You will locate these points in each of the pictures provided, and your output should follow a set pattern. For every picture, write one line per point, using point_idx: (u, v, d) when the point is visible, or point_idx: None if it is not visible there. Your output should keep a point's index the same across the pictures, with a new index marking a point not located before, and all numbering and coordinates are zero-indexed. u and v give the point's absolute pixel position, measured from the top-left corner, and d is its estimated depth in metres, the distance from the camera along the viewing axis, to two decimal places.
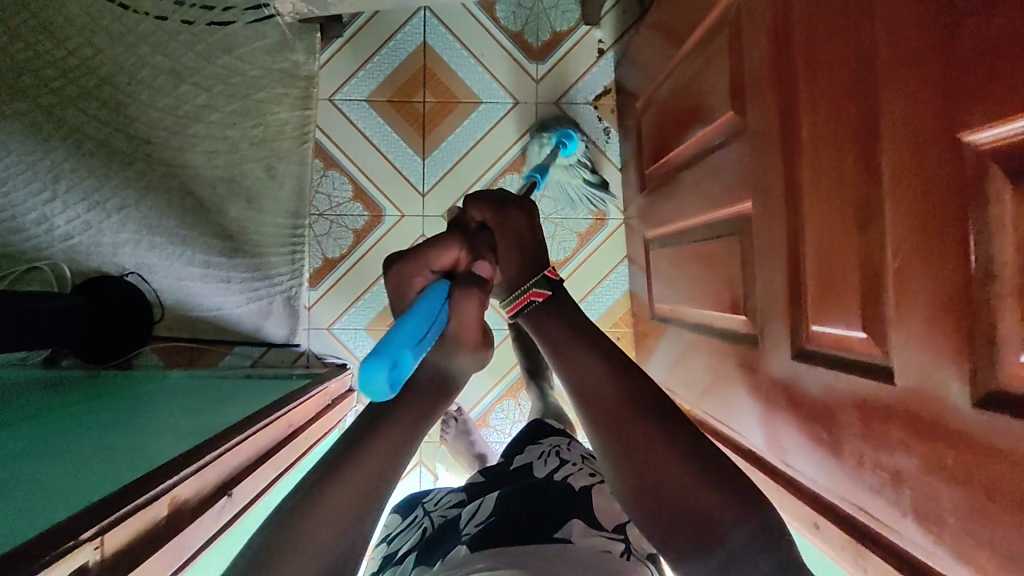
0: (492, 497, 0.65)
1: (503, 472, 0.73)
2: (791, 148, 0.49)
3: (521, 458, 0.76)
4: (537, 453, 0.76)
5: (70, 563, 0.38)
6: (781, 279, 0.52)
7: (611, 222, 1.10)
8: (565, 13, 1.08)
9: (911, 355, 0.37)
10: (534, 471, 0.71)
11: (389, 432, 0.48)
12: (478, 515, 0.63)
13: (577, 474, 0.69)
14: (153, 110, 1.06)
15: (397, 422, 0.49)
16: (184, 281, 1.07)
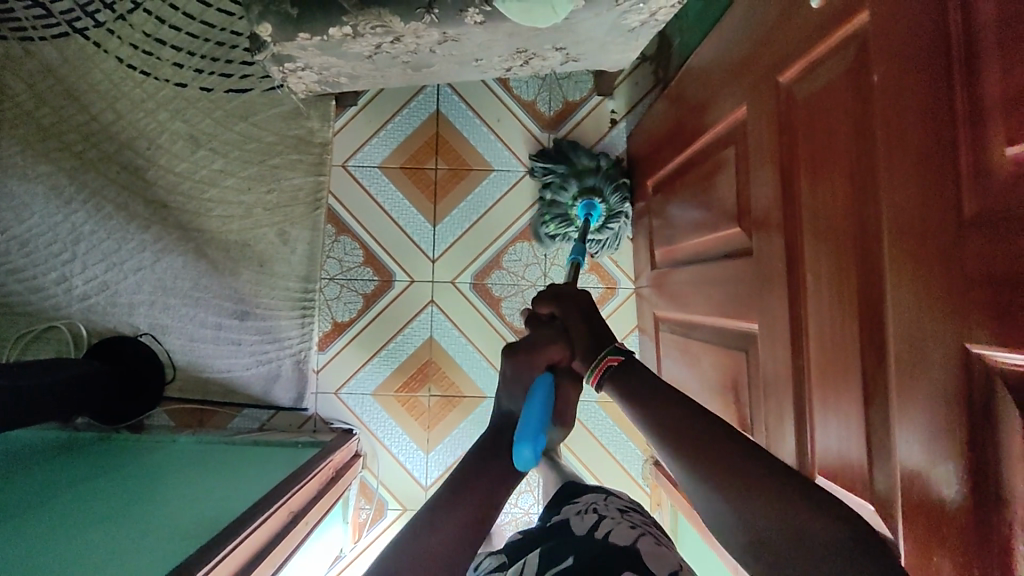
0: (532, 556, 0.53)
1: (536, 532, 0.58)
2: (797, 289, 0.48)
3: (558, 515, 0.61)
4: (573, 510, 0.60)
5: None
6: (788, 411, 0.51)
7: (621, 291, 1.09)
8: (578, 84, 1.09)
9: (915, 548, 0.36)
10: (572, 529, 0.56)
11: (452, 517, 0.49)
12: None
13: (619, 531, 0.54)
14: (170, 174, 1.09)
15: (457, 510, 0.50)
16: (197, 343, 1.09)
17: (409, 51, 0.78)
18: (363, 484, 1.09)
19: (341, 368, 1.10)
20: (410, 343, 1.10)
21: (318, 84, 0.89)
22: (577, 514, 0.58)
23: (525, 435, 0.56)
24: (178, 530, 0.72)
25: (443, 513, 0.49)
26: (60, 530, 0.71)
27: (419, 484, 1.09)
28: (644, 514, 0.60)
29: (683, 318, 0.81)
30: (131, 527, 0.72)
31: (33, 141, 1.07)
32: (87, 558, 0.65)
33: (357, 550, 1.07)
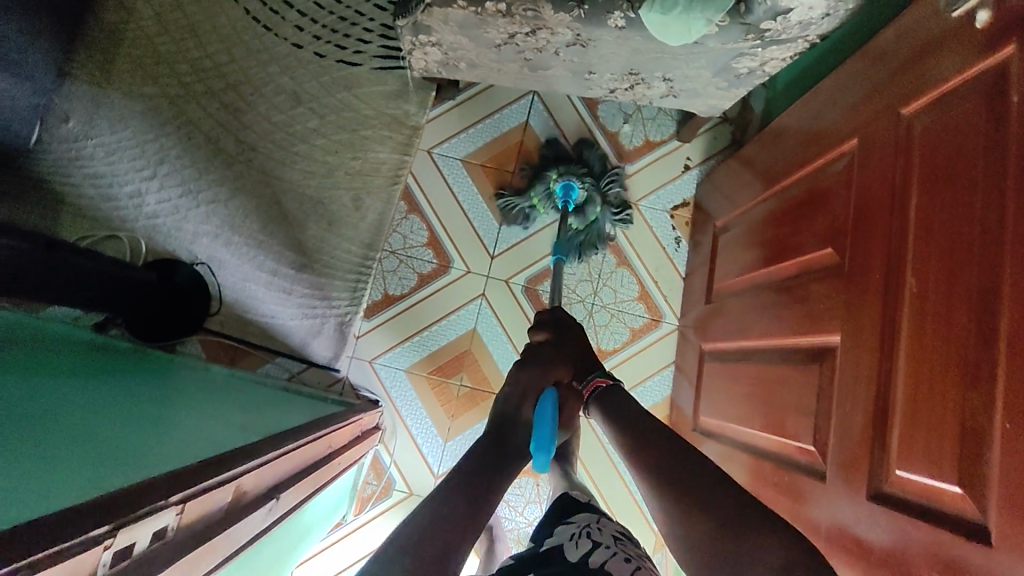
0: None
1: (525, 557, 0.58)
2: (892, 297, 0.52)
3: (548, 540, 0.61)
4: (566, 533, 0.61)
5: (155, 521, 0.37)
6: (860, 410, 0.53)
7: (665, 325, 1.12)
8: (661, 127, 1.15)
9: (1006, 519, 0.38)
10: (566, 554, 0.58)
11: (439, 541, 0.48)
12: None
13: (614, 562, 0.56)
14: (265, 122, 1.13)
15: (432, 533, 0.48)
16: (248, 282, 1.10)
17: (537, 49, 0.85)
18: (375, 459, 1.08)
19: (382, 338, 1.12)
20: (452, 331, 1.12)
21: (437, 64, 0.95)
22: (569, 540, 0.60)
23: (542, 441, 0.64)
24: (215, 427, 0.72)
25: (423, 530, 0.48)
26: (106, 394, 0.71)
27: (430, 470, 1.08)
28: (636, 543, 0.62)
29: (736, 347, 0.83)
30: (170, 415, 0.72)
31: (146, 64, 1.12)
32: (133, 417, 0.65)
33: (357, 522, 1.06)
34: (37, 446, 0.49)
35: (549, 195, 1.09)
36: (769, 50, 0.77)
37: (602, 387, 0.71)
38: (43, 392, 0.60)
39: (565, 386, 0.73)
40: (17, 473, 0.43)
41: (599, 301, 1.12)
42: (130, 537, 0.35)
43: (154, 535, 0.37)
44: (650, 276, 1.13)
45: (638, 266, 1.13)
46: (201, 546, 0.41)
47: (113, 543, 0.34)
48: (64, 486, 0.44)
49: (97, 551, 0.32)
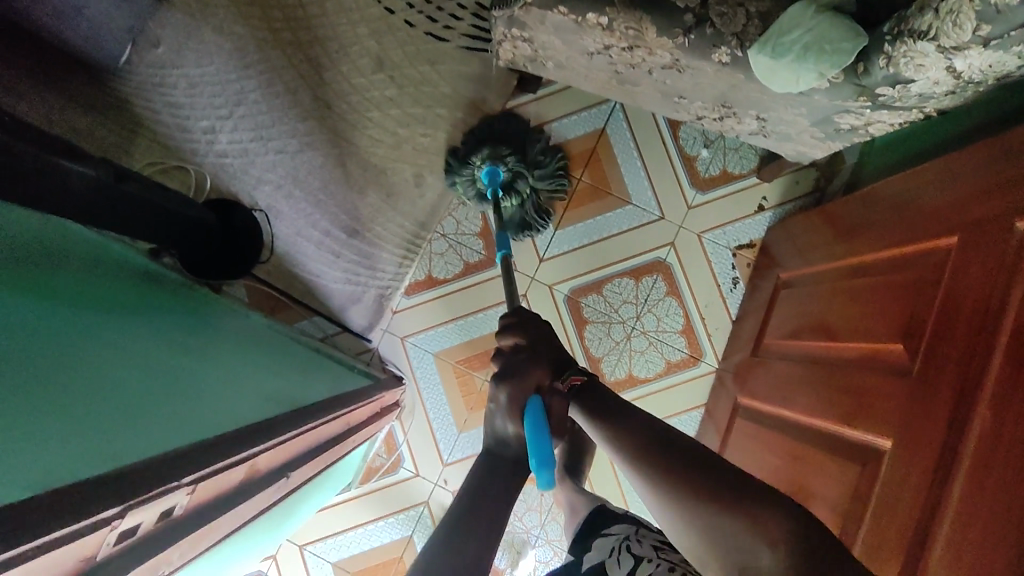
0: None
1: None
2: (960, 421, 0.48)
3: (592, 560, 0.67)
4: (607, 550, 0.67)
5: (165, 502, 0.37)
6: (896, 529, 0.50)
7: (703, 364, 1.08)
8: (742, 160, 1.09)
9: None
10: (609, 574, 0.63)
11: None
12: None
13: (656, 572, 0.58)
14: (345, 83, 1.12)
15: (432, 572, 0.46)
16: (300, 239, 1.12)
17: (629, 63, 0.81)
18: (389, 435, 1.09)
19: (418, 318, 1.12)
20: (487, 326, 1.11)
21: (525, 58, 0.93)
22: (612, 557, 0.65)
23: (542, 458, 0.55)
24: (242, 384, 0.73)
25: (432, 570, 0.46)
26: (152, 328, 0.73)
27: (439, 456, 1.09)
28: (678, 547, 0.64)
29: (774, 413, 0.80)
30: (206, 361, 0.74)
31: (241, 4, 1.13)
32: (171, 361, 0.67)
33: (360, 492, 1.08)
34: (77, 386, 0.50)
35: (466, 185, 1.05)
36: (877, 113, 0.72)
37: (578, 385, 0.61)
38: (95, 322, 0.62)
39: (548, 390, 0.61)
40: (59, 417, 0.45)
41: (640, 326, 1.09)
42: (137, 518, 0.35)
43: (163, 512, 0.37)
44: (698, 311, 1.09)
45: (688, 299, 1.09)
46: (208, 524, 0.42)
47: (118, 525, 0.33)
48: (93, 439, 0.46)
49: (103, 532, 0.32)
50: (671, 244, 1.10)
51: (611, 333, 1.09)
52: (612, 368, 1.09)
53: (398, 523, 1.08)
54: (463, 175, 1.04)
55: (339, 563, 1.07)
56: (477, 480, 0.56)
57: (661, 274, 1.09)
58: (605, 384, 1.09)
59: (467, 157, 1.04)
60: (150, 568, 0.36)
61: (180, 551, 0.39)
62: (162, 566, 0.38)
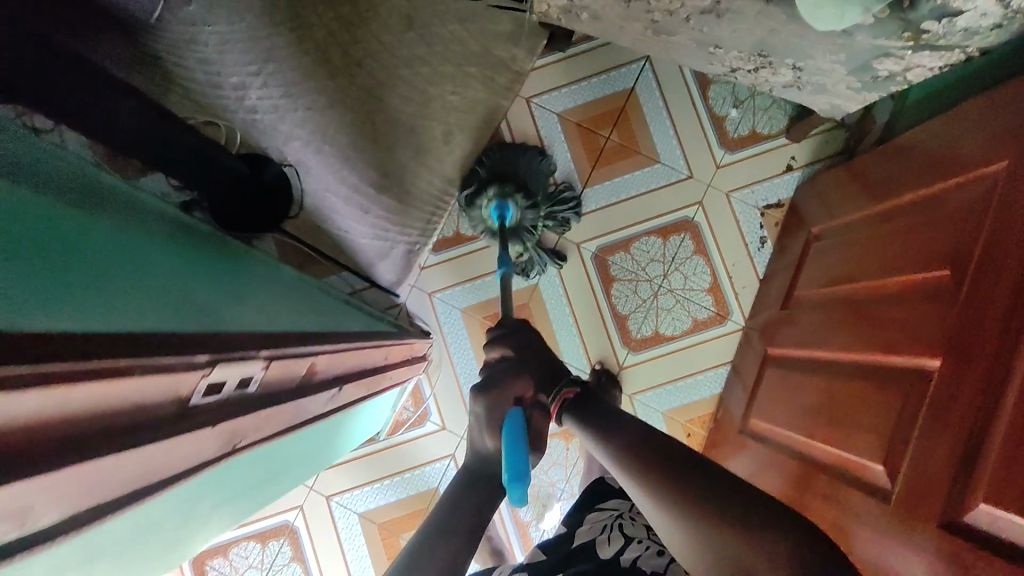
0: None
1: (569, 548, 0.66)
2: (1006, 328, 0.48)
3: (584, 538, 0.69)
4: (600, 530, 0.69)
5: (244, 367, 0.38)
6: (943, 439, 0.51)
7: (729, 323, 1.09)
8: (771, 120, 1.10)
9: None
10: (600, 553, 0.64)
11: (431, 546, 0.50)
12: None
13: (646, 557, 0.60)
14: (375, 41, 1.11)
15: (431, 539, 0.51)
16: (329, 194, 1.12)
17: (668, 10, 0.81)
18: (416, 388, 1.10)
19: (447, 273, 1.13)
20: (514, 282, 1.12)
21: (559, 10, 0.93)
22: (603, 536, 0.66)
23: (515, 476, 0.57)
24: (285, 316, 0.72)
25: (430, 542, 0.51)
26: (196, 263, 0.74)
27: (467, 410, 1.10)
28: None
29: (808, 357, 0.81)
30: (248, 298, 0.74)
31: None
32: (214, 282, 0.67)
33: (388, 443, 1.09)
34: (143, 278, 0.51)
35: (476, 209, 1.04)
36: (918, 55, 0.72)
37: (569, 397, 0.69)
38: (146, 238, 0.62)
39: (529, 402, 0.66)
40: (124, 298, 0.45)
41: (667, 283, 1.10)
42: (220, 374, 0.36)
43: (240, 381, 0.38)
44: (725, 269, 1.10)
45: (715, 257, 1.10)
46: (277, 406, 0.43)
47: (208, 371, 0.35)
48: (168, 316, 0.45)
49: (195, 375, 0.33)
50: (699, 203, 1.10)
51: (638, 291, 1.10)
52: (639, 325, 1.10)
53: (424, 474, 1.09)
54: (480, 203, 1.03)
55: (366, 514, 1.08)
56: (449, 495, 0.57)
57: (689, 233, 1.10)
58: (631, 341, 1.10)
59: (488, 185, 1.02)
60: (229, 431, 0.37)
61: (254, 424, 0.40)
62: (237, 435, 0.38)
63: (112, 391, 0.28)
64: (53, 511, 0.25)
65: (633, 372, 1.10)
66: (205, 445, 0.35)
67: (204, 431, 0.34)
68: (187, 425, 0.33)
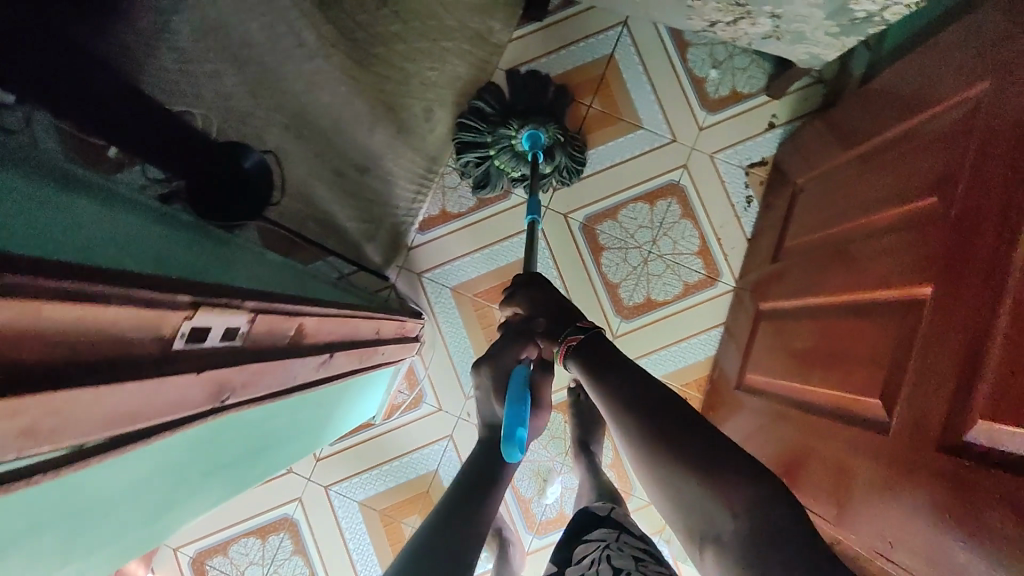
0: None
1: None
2: (1005, 244, 0.48)
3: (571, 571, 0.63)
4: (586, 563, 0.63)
5: (229, 315, 0.35)
6: (946, 361, 0.50)
7: (720, 285, 1.08)
8: (751, 79, 1.09)
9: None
10: None
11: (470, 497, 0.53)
12: None
13: None
14: (349, 20, 1.09)
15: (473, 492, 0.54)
16: (310, 179, 1.10)
17: None
18: (409, 370, 1.08)
19: (436, 252, 1.11)
20: (503, 258, 1.10)
21: None
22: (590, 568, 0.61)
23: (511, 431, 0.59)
24: None
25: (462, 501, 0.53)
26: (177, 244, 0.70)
27: (462, 389, 1.08)
28: (657, 561, 0.62)
29: (802, 304, 0.80)
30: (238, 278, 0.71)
31: None
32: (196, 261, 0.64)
33: (384, 427, 1.07)
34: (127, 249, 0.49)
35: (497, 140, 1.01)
36: None
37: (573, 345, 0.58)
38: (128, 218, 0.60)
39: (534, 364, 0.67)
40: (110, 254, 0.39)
41: (657, 249, 1.09)
42: (203, 320, 0.33)
43: (227, 331, 0.36)
44: (713, 231, 1.09)
45: (703, 220, 1.09)
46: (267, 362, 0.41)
47: (191, 316, 0.31)
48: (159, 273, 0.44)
49: (179, 317, 0.30)
50: (684, 166, 1.10)
51: (628, 259, 1.09)
52: (630, 292, 1.09)
53: (422, 456, 1.07)
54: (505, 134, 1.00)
55: (365, 501, 1.06)
56: (473, 464, 0.57)
57: (675, 197, 1.09)
58: (624, 309, 1.09)
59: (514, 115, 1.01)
60: (215, 383, 0.35)
61: (241, 381, 0.38)
62: (226, 390, 0.36)
63: (106, 319, 0.25)
64: (33, 449, 0.23)
65: (628, 340, 1.09)
66: (192, 396, 0.33)
67: (190, 380, 0.32)
68: (177, 369, 0.30)
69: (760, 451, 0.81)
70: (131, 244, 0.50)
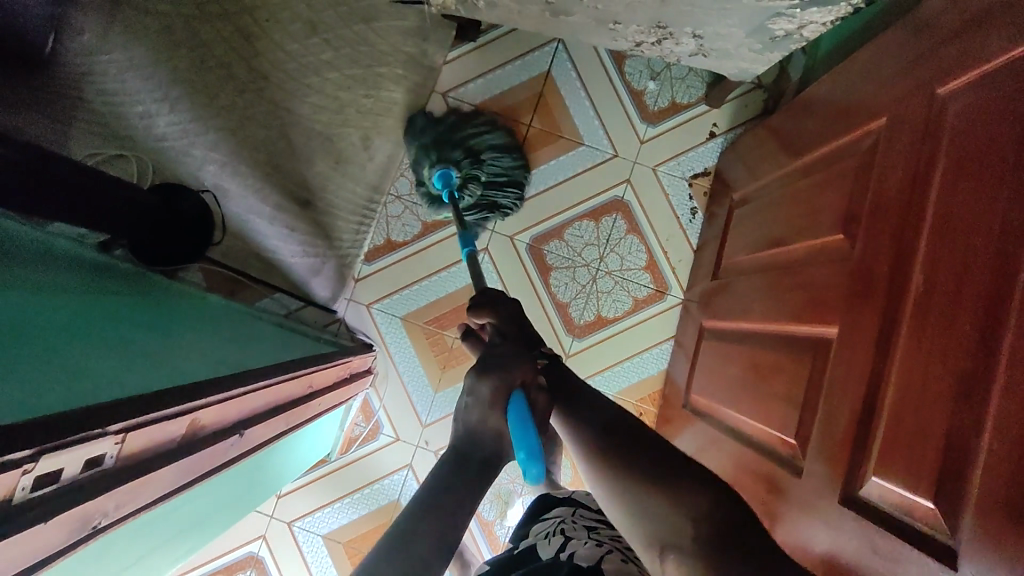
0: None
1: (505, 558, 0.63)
2: (896, 295, 0.48)
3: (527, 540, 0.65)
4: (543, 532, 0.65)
5: (90, 449, 0.35)
6: (846, 409, 0.51)
7: (669, 298, 1.09)
8: (690, 88, 1.09)
9: (980, 513, 0.36)
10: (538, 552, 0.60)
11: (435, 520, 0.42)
12: None
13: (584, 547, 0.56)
14: (280, 51, 1.08)
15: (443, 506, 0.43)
16: (252, 216, 1.09)
17: None
18: (364, 402, 1.08)
19: (383, 283, 1.11)
20: (452, 284, 1.10)
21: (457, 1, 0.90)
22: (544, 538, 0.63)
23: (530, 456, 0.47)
24: (213, 356, 0.70)
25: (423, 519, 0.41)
26: (102, 305, 0.69)
27: (418, 418, 1.09)
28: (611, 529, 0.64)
29: (738, 328, 0.80)
30: (167, 338, 0.70)
31: None
32: (119, 329, 0.64)
33: (342, 461, 1.08)
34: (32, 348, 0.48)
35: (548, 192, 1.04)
36: (808, 12, 0.72)
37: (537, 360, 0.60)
38: (48, 300, 0.59)
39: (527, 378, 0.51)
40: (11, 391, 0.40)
41: (604, 266, 1.09)
42: (54, 463, 0.33)
43: (87, 462, 0.35)
44: (660, 245, 1.09)
45: (649, 234, 1.09)
46: (149, 474, 0.41)
47: (34, 467, 0.31)
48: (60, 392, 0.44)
49: (14, 475, 0.30)
50: (627, 181, 1.09)
51: (576, 277, 1.09)
52: (581, 311, 1.09)
53: (381, 487, 1.08)
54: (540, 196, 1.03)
55: (329, 535, 1.07)
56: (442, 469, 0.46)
57: (620, 213, 1.09)
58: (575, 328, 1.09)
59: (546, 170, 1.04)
60: (79, 516, 0.35)
61: (114, 502, 0.38)
62: (96, 516, 0.36)
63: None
64: None
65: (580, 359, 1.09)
66: (49, 538, 0.33)
67: (43, 527, 0.32)
68: (24, 522, 0.30)
69: None
70: (35, 342, 0.49)
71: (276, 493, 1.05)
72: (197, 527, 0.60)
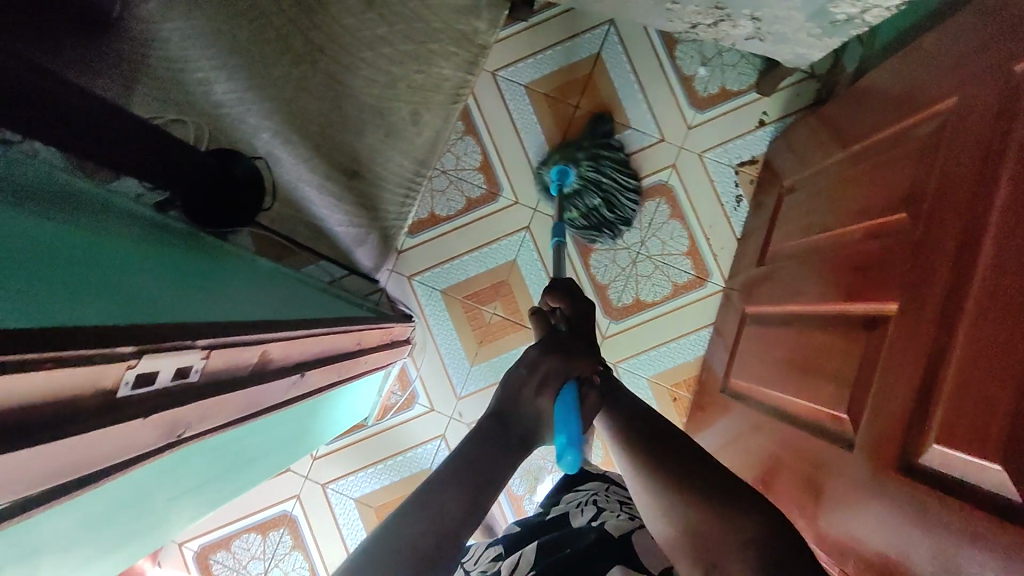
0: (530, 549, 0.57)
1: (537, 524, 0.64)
2: (962, 269, 0.47)
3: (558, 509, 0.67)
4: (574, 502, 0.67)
5: (179, 358, 0.37)
6: (903, 382, 0.50)
7: (710, 285, 1.09)
8: (741, 76, 1.08)
9: None
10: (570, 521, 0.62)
11: (436, 503, 0.41)
12: (521, 565, 0.56)
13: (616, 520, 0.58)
14: (336, 25, 1.10)
15: (451, 490, 0.42)
16: (302, 183, 1.12)
17: None
18: (401, 371, 1.11)
19: (425, 255, 1.13)
20: (492, 260, 1.12)
21: None
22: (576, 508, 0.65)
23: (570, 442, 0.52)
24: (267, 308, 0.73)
25: (427, 503, 0.41)
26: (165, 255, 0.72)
27: (453, 390, 1.10)
28: None
29: (785, 312, 0.80)
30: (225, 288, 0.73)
31: None
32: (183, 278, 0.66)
33: (378, 427, 1.10)
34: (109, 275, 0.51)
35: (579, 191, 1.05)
36: None
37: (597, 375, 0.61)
38: (118, 242, 0.62)
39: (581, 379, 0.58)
40: (100, 303, 0.42)
41: (645, 250, 1.09)
42: (151, 365, 0.34)
43: (177, 371, 0.37)
44: (702, 231, 1.09)
45: (692, 220, 1.09)
46: (223, 394, 0.42)
47: (136, 364, 0.33)
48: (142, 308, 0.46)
49: (120, 366, 0.32)
50: (673, 166, 1.09)
51: (617, 260, 1.10)
52: (619, 293, 1.10)
53: (414, 455, 1.10)
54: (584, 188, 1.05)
55: (361, 498, 1.09)
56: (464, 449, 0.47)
57: (664, 197, 1.09)
58: (612, 310, 1.10)
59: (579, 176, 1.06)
60: (167, 422, 0.37)
61: (195, 416, 0.40)
62: (179, 425, 0.38)
63: (47, 378, 0.27)
64: None
65: (615, 341, 1.10)
66: (140, 436, 0.34)
67: (138, 424, 0.34)
68: (121, 416, 0.32)
69: (741, 458, 0.81)
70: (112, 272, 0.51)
71: (313, 454, 1.08)
72: (252, 464, 0.63)
